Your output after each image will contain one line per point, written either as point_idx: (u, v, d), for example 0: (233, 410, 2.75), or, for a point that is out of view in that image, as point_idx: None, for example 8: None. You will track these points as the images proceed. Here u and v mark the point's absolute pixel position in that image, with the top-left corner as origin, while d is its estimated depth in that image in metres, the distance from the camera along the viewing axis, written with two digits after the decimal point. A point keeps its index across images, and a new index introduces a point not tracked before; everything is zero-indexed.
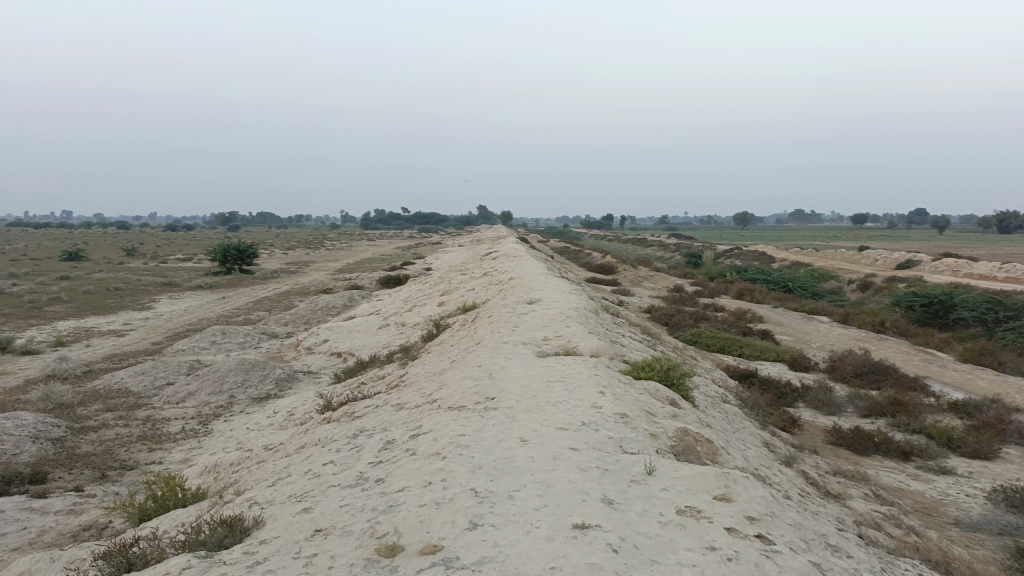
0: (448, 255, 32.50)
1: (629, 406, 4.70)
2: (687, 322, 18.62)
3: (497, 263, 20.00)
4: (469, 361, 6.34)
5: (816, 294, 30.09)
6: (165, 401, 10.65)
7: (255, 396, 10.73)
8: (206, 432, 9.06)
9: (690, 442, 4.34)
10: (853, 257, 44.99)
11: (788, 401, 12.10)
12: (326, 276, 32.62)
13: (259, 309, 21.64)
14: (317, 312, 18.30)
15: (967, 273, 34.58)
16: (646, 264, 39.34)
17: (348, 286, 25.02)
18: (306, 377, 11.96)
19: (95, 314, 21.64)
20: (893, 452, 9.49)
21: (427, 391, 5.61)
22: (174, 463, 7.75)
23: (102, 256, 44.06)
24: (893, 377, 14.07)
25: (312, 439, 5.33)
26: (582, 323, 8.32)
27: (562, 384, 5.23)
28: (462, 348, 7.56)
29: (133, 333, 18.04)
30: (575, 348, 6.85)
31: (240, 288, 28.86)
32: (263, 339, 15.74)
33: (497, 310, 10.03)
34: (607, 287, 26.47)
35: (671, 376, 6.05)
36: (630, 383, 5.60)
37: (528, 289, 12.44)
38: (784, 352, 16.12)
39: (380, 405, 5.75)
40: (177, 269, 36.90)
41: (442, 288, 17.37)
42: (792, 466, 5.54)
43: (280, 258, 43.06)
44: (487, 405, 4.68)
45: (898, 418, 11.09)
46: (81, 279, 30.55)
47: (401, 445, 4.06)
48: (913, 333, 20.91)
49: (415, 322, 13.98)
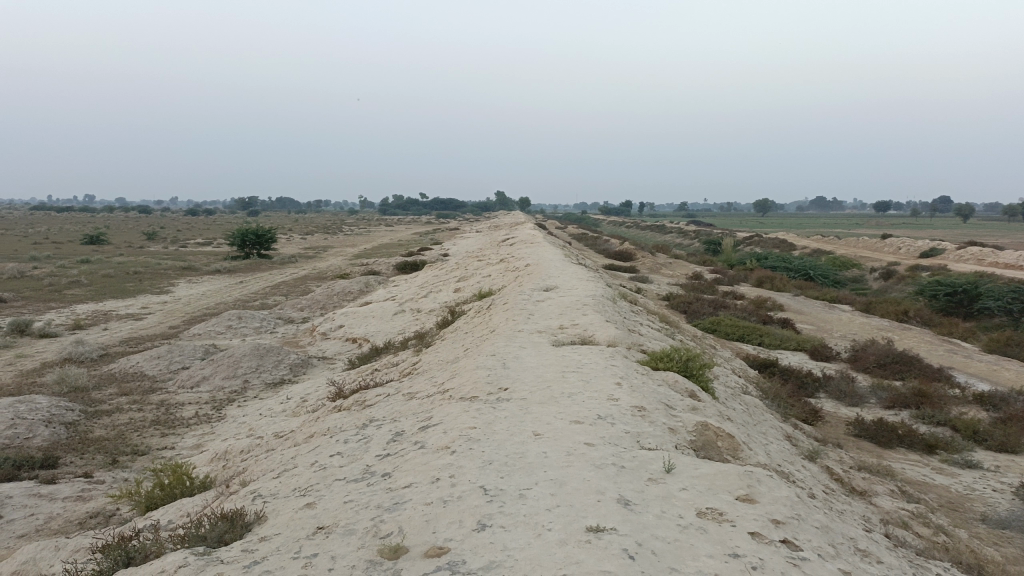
0: (465, 241, 32.37)
1: (647, 399, 4.53)
2: (706, 310, 18.38)
3: (514, 249, 19.81)
4: (482, 350, 6.19)
5: (837, 282, 29.67)
6: (179, 385, 10.63)
7: (269, 381, 10.67)
8: (219, 417, 9.02)
9: (710, 437, 4.17)
10: (875, 245, 44.37)
11: (809, 392, 11.87)
12: (343, 262, 32.63)
13: (276, 293, 21.65)
14: (333, 297, 18.24)
15: (992, 262, 33.95)
16: (665, 251, 38.98)
17: (365, 271, 24.98)
18: (321, 362, 11.89)
19: (114, 298, 21.75)
20: (917, 445, 9.25)
21: (439, 380, 5.47)
22: (185, 449, 7.69)
23: (123, 240, 44.36)
24: (916, 367, 13.77)
25: (321, 428, 5.22)
26: (599, 312, 8.15)
27: (577, 374, 5.07)
28: (477, 336, 7.42)
29: (151, 317, 18.09)
30: (591, 337, 6.68)
31: (259, 272, 28.93)
32: (278, 324, 15.70)
33: (513, 297, 9.86)
34: (626, 273, 26.25)
35: (690, 367, 5.87)
36: (648, 374, 5.43)
37: (544, 275, 12.26)
38: (804, 341, 15.85)
39: (391, 394, 5.63)
40: (197, 253, 37.09)
41: (459, 274, 17.24)
42: (815, 461, 5.34)
43: (298, 242, 43.19)
44: (500, 396, 4.54)
45: (922, 409, 10.83)
46: (101, 263, 30.75)
47: (410, 437, 3.93)
48: (937, 323, 20.53)
49: (430, 308, 13.86)
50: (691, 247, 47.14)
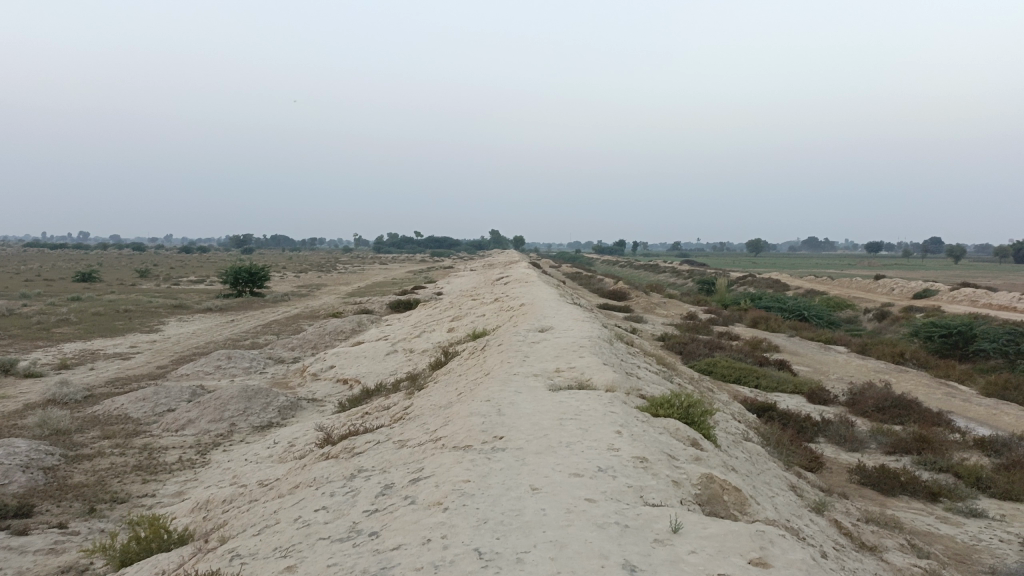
0: (458, 280, 32.21)
1: (648, 449, 4.33)
2: (702, 351, 18.20)
3: (508, 288, 19.67)
4: (476, 395, 5.98)
5: (832, 323, 29.55)
6: (164, 428, 10.35)
7: (256, 424, 10.40)
8: (203, 463, 8.74)
9: (715, 490, 3.96)
10: (868, 287, 44.40)
11: (808, 436, 11.64)
12: (336, 300, 32.42)
13: (267, 332, 21.39)
14: (325, 337, 18.00)
15: (985, 303, 33.95)
16: (659, 291, 38.90)
17: (358, 310, 24.76)
18: (310, 404, 11.62)
19: (102, 336, 21.44)
20: (920, 493, 9.01)
21: (430, 426, 5.25)
22: (167, 497, 7.41)
23: (114, 278, 44.09)
24: (915, 411, 13.57)
25: (306, 479, 4.99)
26: (596, 354, 7.96)
27: (575, 422, 4.87)
28: (470, 380, 7.21)
29: (139, 356, 17.79)
30: (589, 381, 6.48)
31: (250, 310, 28.66)
32: (268, 364, 15.45)
33: (507, 338, 9.67)
34: (620, 314, 26.10)
35: (691, 414, 5.67)
36: (649, 421, 5.22)
37: (539, 316, 12.09)
38: (801, 384, 15.64)
39: (381, 442, 5.41)
40: (189, 291, 36.86)
41: (452, 314, 17.05)
42: (822, 514, 5.11)
43: (291, 281, 42.99)
44: (494, 446, 4.33)
45: (924, 455, 10.61)
46: (90, 301, 30.45)
47: (400, 491, 3.71)
48: (933, 365, 20.36)
49: (423, 348, 13.65)
50: (685, 287, 47.09)
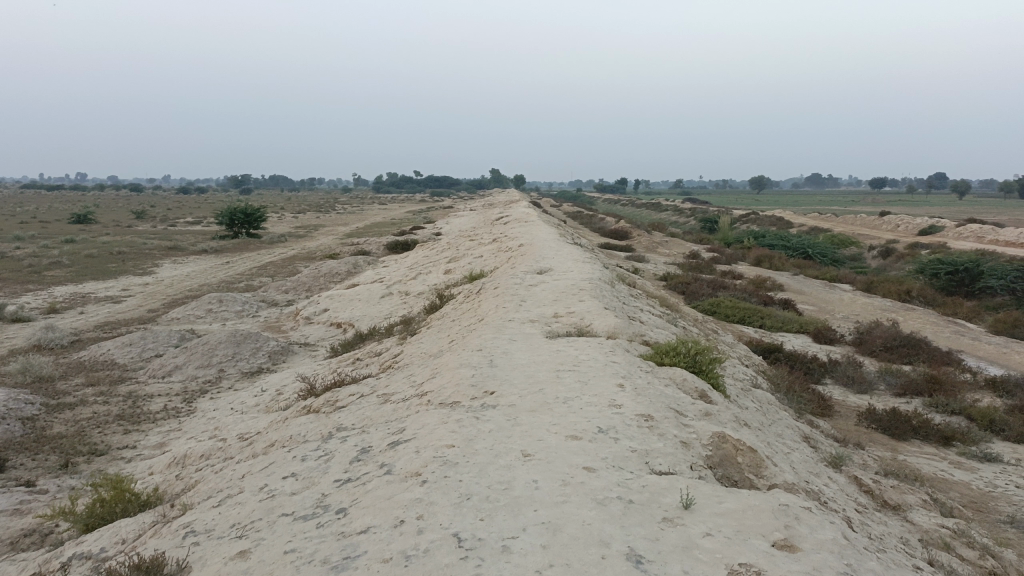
0: (457, 220, 31.59)
1: (654, 405, 3.93)
2: (705, 291, 17.77)
3: (507, 228, 19.13)
4: (467, 343, 5.58)
5: (837, 261, 29.09)
6: (150, 375, 9.99)
7: (246, 370, 10.05)
8: (189, 411, 8.41)
9: (728, 452, 3.57)
10: (873, 223, 43.75)
11: (816, 379, 11.30)
12: (334, 241, 31.94)
13: (262, 275, 20.94)
14: (319, 279, 17.56)
15: (992, 239, 33.39)
16: (661, 230, 38.32)
17: (355, 251, 24.28)
18: (302, 349, 11.25)
19: (94, 279, 21.02)
20: (933, 437, 8.68)
21: (417, 379, 4.85)
22: (147, 449, 7.07)
23: (110, 219, 43.49)
24: (925, 351, 13.21)
25: (283, 437, 4.61)
26: (596, 297, 7.53)
27: (573, 374, 4.47)
28: (464, 326, 6.80)
29: (130, 300, 17.37)
30: (589, 328, 6.06)
31: (246, 252, 28.16)
32: (261, 307, 15.05)
33: (504, 280, 9.22)
34: (621, 253, 25.61)
35: (699, 361, 5.26)
36: (653, 372, 4.82)
37: (538, 256, 11.62)
38: (808, 323, 15.26)
39: (364, 396, 5.01)
40: (185, 232, 36.31)
41: (449, 255, 16.58)
42: (839, 470, 4.74)
43: (288, 222, 42.36)
44: (484, 404, 3.93)
45: (935, 397, 10.26)
46: (84, 243, 29.93)
47: (377, 457, 3.32)
48: (940, 303, 19.96)
49: (419, 291, 13.22)
50: (687, 225, 46.49)
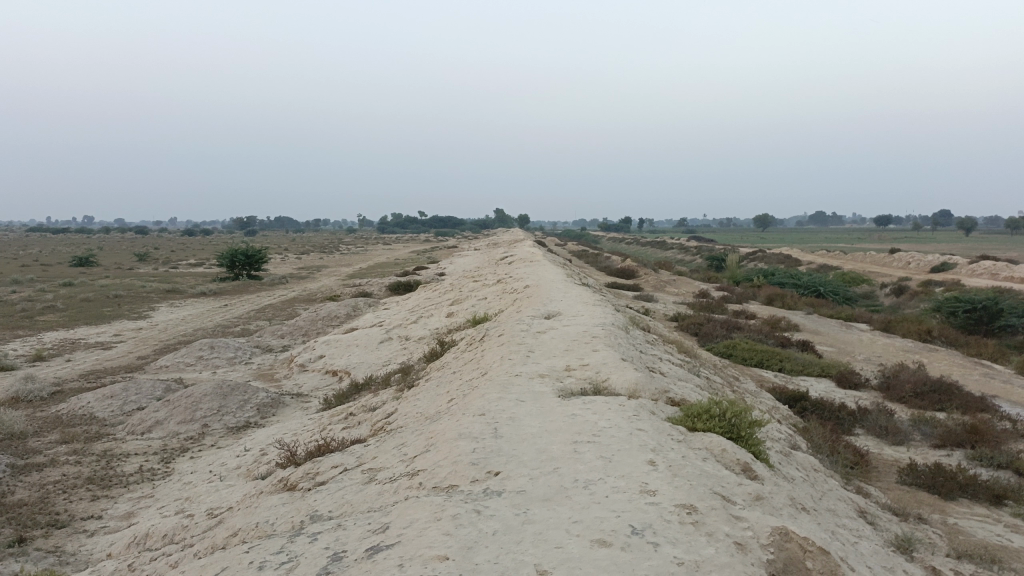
0: (461, 260, 30.99)
1: (695, 490, 3.20)
2: (719, 332, 17.04)
3: (512, 268, 18.51)
4: (468, 404, 4.87)
5: (849, 299, 28.30)
6: (129, 431, 9.26)
7: (231, 425, 9.31)
8: (165, 474, 7.68)
9: (793, 554, 2.84)
10: (882, 260, 42.98)
11: (846, 429, 10.49)
12: (336, 282, 31.38)
13: (259, 318, 20.27)
14: (317, 323, 16.88)
15: (1006, 275, 32.63)
16: (669, 268, 37.62)
17: (356, 292, 23.67)
18: (294, 401, 10.52)
19: (88, 324, 20.38)
20: (982, 496, 7.82)
21: (410, 451, 4.11)
22: (112, 521, 6.32)
23: (113, 262, 43.00)
24: (958, 396, 12.37)
25: (250, 523, 3.89)
26: (611, 346, 6.82)
27: (592, 448, 3.74)
28: (465, 381, 6.10)
29: (120, 347, 16.67)
30: (607, 384, 5.34)
31: (245, 295, 27.52)
32: (255, 354, 14.35)
33: (510, 326, 8.51)
34: (628, 293, 24.94)
35: (737, 424, 4.53)
36: (687, 442, 4.09)
37: (545, 299, 10.94)
38: (829, 367, 14.47)
39: (348, 470, 4.27)
40: (186, 275, 35.77)
41: (452, 297, 15.91)
42: (911, 561, 3.96)
43: (291, 263, 41.94)
44: (487, 491, 3.22)
45: (978, 449, 9.42)
46: (83, 286, 29.44)
47: (350, 570, 2.59)
48: (963, 342, 19.13)
49: (419, 336, 12.54)
50: (693, 264, 45.82)
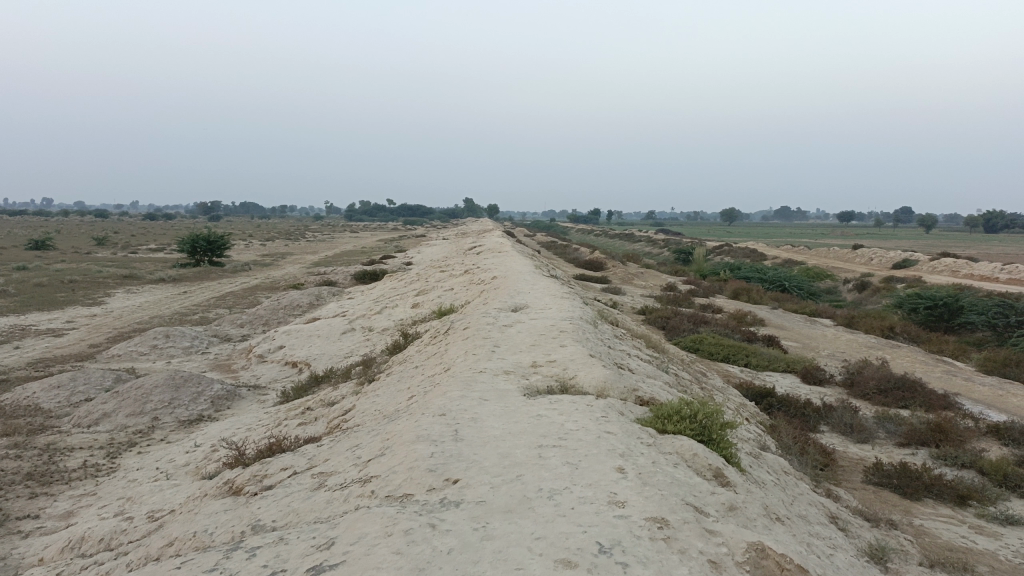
0: (428, 250, 30.62)
1: (667, 502, 2.99)
2: (686, 326, 16.97)
3: (480, 259, 18.26)
4: (429, 403, 4.62)
5: (814, 294, 28.50)
6: (75, 424, 8.85)
7: (184, 419, 8.95)
8: (111, 470, 7.32)
9: (771, 573, 2.65)
10: (846, 256, 43.45)
11: (812, 426, 10.44)
12: (300, 270, 30.81)
13: (219, 306, 19.74)
14: (279, 312, 16.47)
15: (966, 273, 33.13)
16: (636, 261, 37.56)
17: (320, 281, 23.21)
18: (250, 393, 10.17)
19: (39, 310, 19.68)
20: (947, 496, 7.76)
21: (364, 454, 3.84)
22: (50, 521, 5.97)
23: (70, 246, 41.72)
24: (921, 394, 12.41)
25: (189, 533, 3.60)
26: (578, 341, 6.61)
27: (558, 452, 3.52)
28: (427, 377, 5.85)
29: (72, 334, 16.08)
30: (574, 382, 5.13)
31: (206, 282, 26.85)
32: (213, 343, 13.92)
33: (475, 319, 8.26)
34: (596, 285, 24.83)
35: (708, 426, 4.35)
36: (657, 446, 3.89)
37: (512, 291, 10.70)
38: (795, 362, 14.46)
39: (297, 474, 4.00)
40: (146, 260, 34.89)
41: (417, 288, 15.60)
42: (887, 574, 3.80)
43: (254, 250, 41.19)
44: (444, 500, 2.98)
45: (942, 448, 9.40)
46: (37, 270, 28.51)
47: None
48: (925, 339, 19.31)
49: (383, 327, 12.23)
50: (661, 257, 45.91)
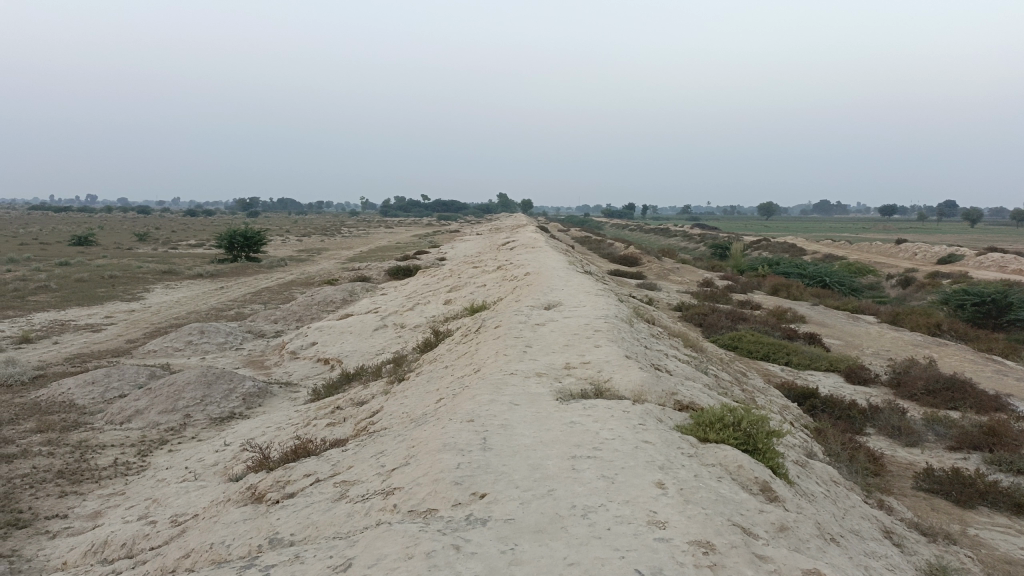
0: (462, 246, 30.48)
1: (711, 523, 2.75)
2: (724, 323, 16.59)
3: (513, 254, 18.04)
4: (457, 407, 4.42)
5: (856, 290, 27.78)
6: (107, 420, 8.84)
7: (214, 416, 8.90)
8: (141, 469, 7.27)
9: None
10: (889, 250, 42.37)
11: (857, 428, 10.06)
12: (335, 265, 30.92)
13: (254, 302, 19.80)
14: (312, 308, 16.45)
15: (1015, 268, 32.07)
16: (672, 256, 37.04)
17: (355, 276, 23.21)
18: (282, 390, 10.11)
19: (79, 305, 19.95)
20: (1003, 505, 7.36)
21: (388, 463, 3.66)
22: (78, 521, 5.90)
23: (111, 242, 42.37)
24: (972, 394, 11.91)
25: (207, 543, 3.45)
26: (614, 341, 6.37)
27: (593, 465, 3.30)
28: (456, 378, 5.66)
29: (110, 330, 16.21)
30: (609, 386, 4.90)
31: (242, 277, 27.04)
32: (247, 339, 13.91)
33: (507, 317, 8.05)
34: (631, 281, 24.48)
35: (754, 435, 4.08)
36: (700, 458, 3.64)
37: (546, 288, 10.47)
38: (838, 361, 14.01)
39: (319, 482, 3.82)
40: (185, 256, 35.30)
41: (450, 284, 15.44)
42: None
43: (291, 245, 41.46)
44: (471, 517, 2.78)
45: (996, 452, 8.96)
46: (79, 266, 28.97)
47: None
48: (973, 337, 18.65)
49: (415, 324, 12.09)
50: (697, 252, 45.28)
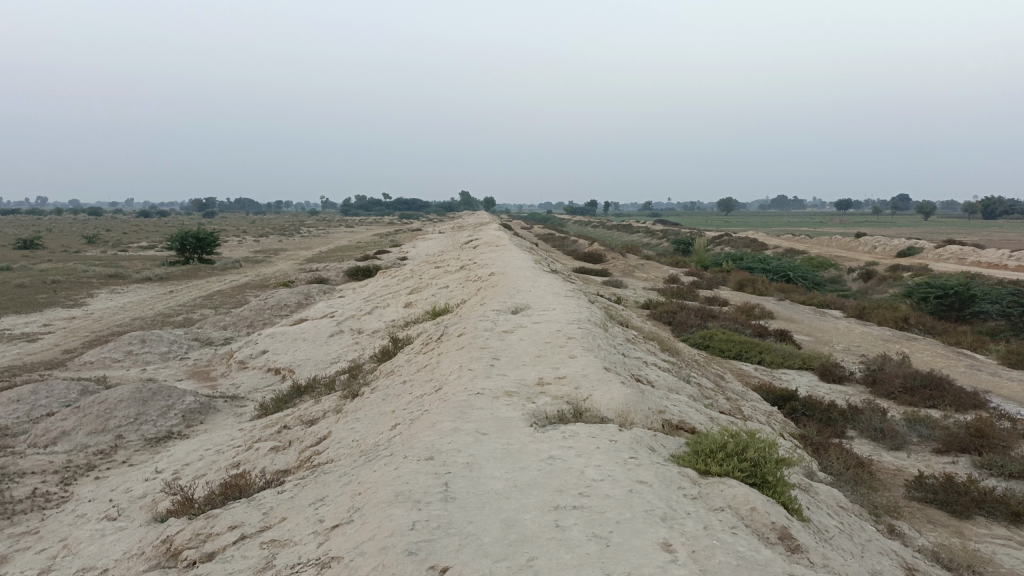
0: (424, 245, 29.66)
1: None
2: (693, 321, 16.14)
3: (476, 253, 17.37)
4: (414, 439, 3.74)
5: (819, 285, 27.63)
6: (29, 444, 7.96)
7: (151, 437, 8.08)
8: (61, 501, 6.45)
9: None
10: (848, 243, 42.53)
11: (838, 431, 9.61)
12: (292, 267, 29.84)
13: (204, 307, 18.79)
14: (264, 312, 15.57)
15: (973, 261, 32.27)
16: (636, 253, 36.64)
17: (311, 278, 22.31)
18: (227, 404, 9.32)
19: (16, 313, 18.73)
20: (1000, 514, 6.90)
21: (329, 517, 2.97)
22: None
23: (58, 245, 40.63)
24: (949, 391, 11.56)
25: None
26: (590, 350, 5.75)
27: (581, 519, 2.66)
28: (414, 398, 4.97)
29: (45, 339, 15.10)
30: (588, 406, 4.28)
31: (194, 280, 25.91)
32: (193, 347, 13.03)
33: (471, 323, 7.40)
34: (597, 278, 23.94)
35: (761, 465, 3.49)
36: (704, 503, 3.02)
37: (512, 289, 9.83)
38: (811, 358, 13.60)
39: (245, 540, 3.12)
40: (134, 258, 33.82)
41: (411, 285, 14.70)
42: None
43: (248, 246, 40.20)
44: None
45: (984, 454, 8.55)
46: (21, 270, 27.55)
47: None
48: (940, 331, 18.46)
49: (373, 329, 11.37)
50: (660, 247, 45.01)
